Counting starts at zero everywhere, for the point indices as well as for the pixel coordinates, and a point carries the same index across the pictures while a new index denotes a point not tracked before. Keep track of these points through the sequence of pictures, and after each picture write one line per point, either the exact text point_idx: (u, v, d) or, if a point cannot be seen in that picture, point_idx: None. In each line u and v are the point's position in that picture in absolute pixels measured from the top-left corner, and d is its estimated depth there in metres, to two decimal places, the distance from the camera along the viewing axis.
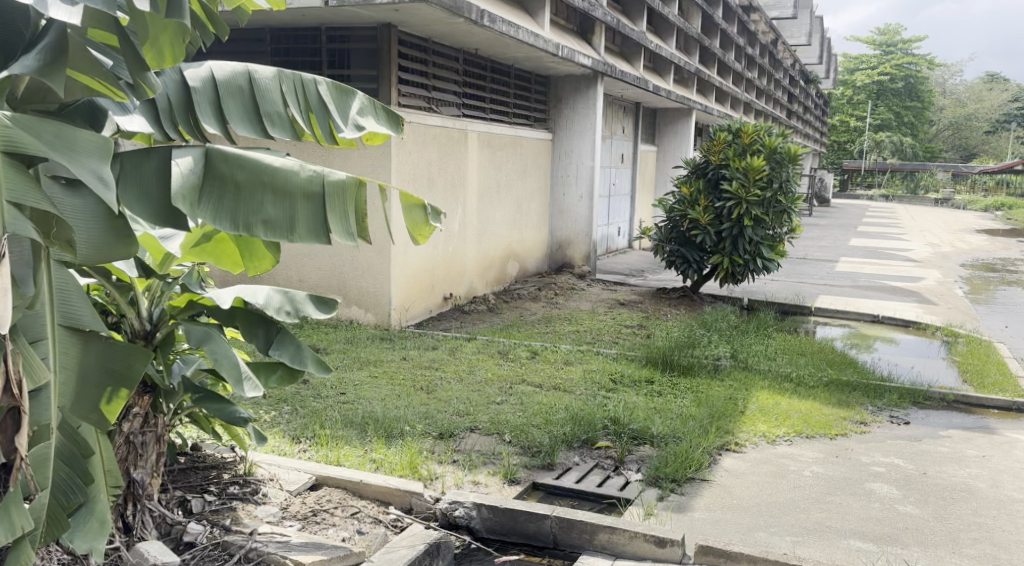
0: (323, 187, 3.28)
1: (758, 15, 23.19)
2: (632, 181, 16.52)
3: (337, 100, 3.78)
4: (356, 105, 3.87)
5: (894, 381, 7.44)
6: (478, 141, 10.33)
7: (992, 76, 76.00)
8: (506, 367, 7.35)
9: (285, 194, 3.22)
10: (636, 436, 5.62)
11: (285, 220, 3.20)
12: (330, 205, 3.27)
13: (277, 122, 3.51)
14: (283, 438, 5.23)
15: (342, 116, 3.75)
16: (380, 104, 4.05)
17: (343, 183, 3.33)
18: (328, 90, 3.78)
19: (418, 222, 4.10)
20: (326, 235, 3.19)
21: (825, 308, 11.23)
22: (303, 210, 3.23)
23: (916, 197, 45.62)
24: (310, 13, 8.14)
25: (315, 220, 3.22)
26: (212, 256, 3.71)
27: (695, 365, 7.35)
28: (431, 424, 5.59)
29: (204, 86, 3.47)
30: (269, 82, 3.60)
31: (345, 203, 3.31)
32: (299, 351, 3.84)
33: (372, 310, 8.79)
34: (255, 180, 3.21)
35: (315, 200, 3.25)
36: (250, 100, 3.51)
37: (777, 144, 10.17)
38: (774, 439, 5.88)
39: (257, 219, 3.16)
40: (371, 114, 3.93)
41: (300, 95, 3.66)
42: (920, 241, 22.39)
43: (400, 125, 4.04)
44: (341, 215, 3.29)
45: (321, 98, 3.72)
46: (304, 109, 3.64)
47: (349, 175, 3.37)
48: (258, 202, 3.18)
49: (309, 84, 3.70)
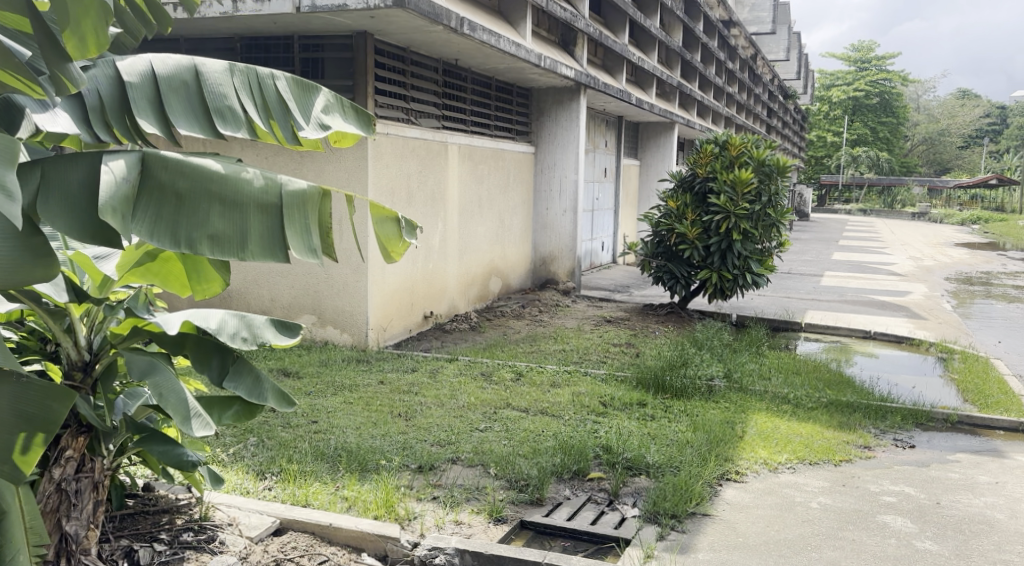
0: (279, 199, 2.89)
1: (737, 30, 22.98)
2: (616, 196, 16.21)
3: (299, 97, 3.40)
4: (320, 103, 3.49)
5: (896, 400, 7.08)
6: (459, 154, 9.96)
7: (963, 93, 76.69)
8: (490, 391, 6.94)
9: (235, 205, 2.84)
10: (630, 466, 5.23)
11: (234, 234, 2.80)
12: (288, 218, 2.88)
13: (229, 120, 3.12)
14: (247, 474, 4.82)
15: (304, 114, 3.37)
16: (347, 102, 3.68)
17: (303, 195, 2.95)
18: (288, 87, 3.40)
19: (392, 237, 3.72)
20: (281, 253, 2.79)
21: (815, 325, 10.91)
22: (255, 224, 2.83)
23: (893, 210, 45.60)
24: (281, 20, 7.76)
25: (269, 235, 2.82)
26: (158, 278, 3.34)
27: (688, 387, 6.96)
28: (410, 455, 5.18)
29: (143, 81, 3.08)
30: (218, 77, 3.22)
31: (305, 217, 2.93)
32: (259, 384, 3.44)
33: (348, 330, 8.38)
34: (200, 190, 2.82)
35: (271, 213, 2.87)
36: (196, 96, 3.13)
37: (766, 156, 9.92)
38: (775, 467, 5.51)
39: (200, 234, 2.77)
40: (338, 112, 3.55)
41: (256, 92, 3.28)
42: (904, 255, 22.16)
43: (371, 125, 3.66)
44: (300, 230, 2.89)
45: (280, 95, 3.33)
46: (260, 106, 3.24)
47: (311, 186, 3.00)
48: (202, 215, 2.79)
49: (265, 79, 3.32)
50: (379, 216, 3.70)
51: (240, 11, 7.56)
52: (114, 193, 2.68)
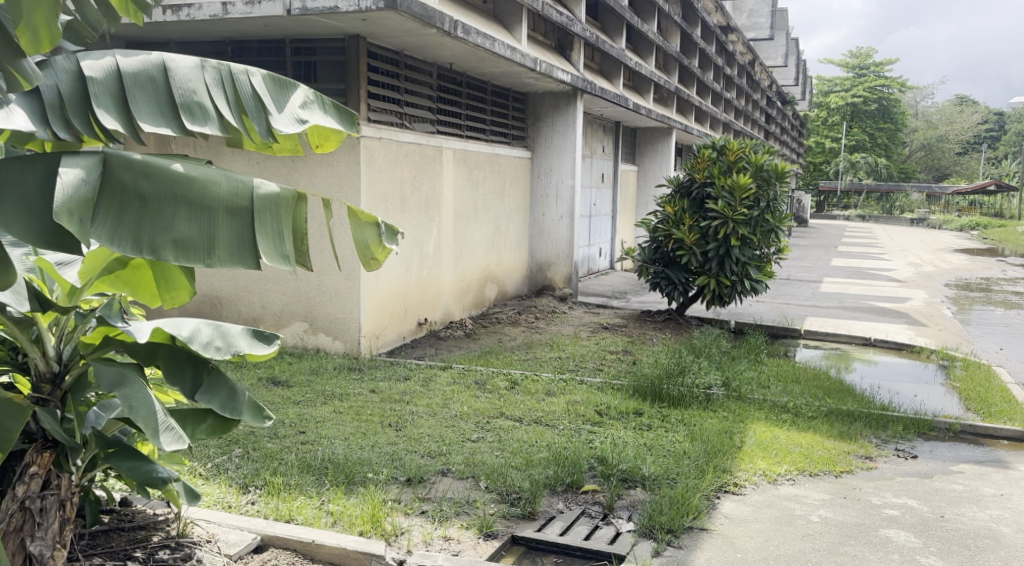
0: (249, 203, 2.99)
1: (736, 35, 22.83)
2: (613, 202, 16.10)
3: (274, 93, 3.37)
4: (297, 99, 3.46)
5: (897, 409, 6.92)
6: (454, 159, 9.83)
7: (961, 99, 76.65)
8: (484, 400, 6.79)
9: (202, 209, 2.93)
10: (626, 478, 5.09)
11: (200, 238, 2.90)
12: (258, 221, 2.99)
13: (197, 115, 3.10)
14: (229, 487, 4.71)
15: (279, 109, 3.34)
16: (330, 100, 3.66)
17: (273, 200, 3.05)
18: (263, 83, 3.37)
19: (372, 243, 3.64)
20: (248, 257, 2.90)
21: (815, 332, 10.76)
22: (223, 228, 2.93)
23: (891, 216, 45.47)
24: (272, 23, 7.64)
25: (236, 240, 2.92)
26: (127, 286, 3.29)
27: (686, 396, 6.82)
28: (399, 467, 5.04)
29: (108, 77, 3.07)
30: (188, 73, 3.20)
31: (277, 226, 3.03)
32: (233, 396, 3.40)
33: (340, 338, 8.24)
34: (165, 193, 2.91)
35: (239, 216, 2.97)
36: (163, 92, 3.11)
37: (764, 161, 9.76)
38: (775, 478, 5.37)
39: (165, 239, 2.86)
40: (318, 108, 3.51)
41: (228, 88, 3.25)
42: (903, 261, 22.02)
43: (353, 122, 3.62)
44: (271, 236, 3.00)
45: (254, 91, 3.31)
46: (232, 103, 3.21)
47: (280, 190, 3.10)
48: (168, 220, 2.88)
49: (239, 76, 3.29)
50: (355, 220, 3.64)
51: (230, 13, 7.44)
52: (74, 196, 2.74)
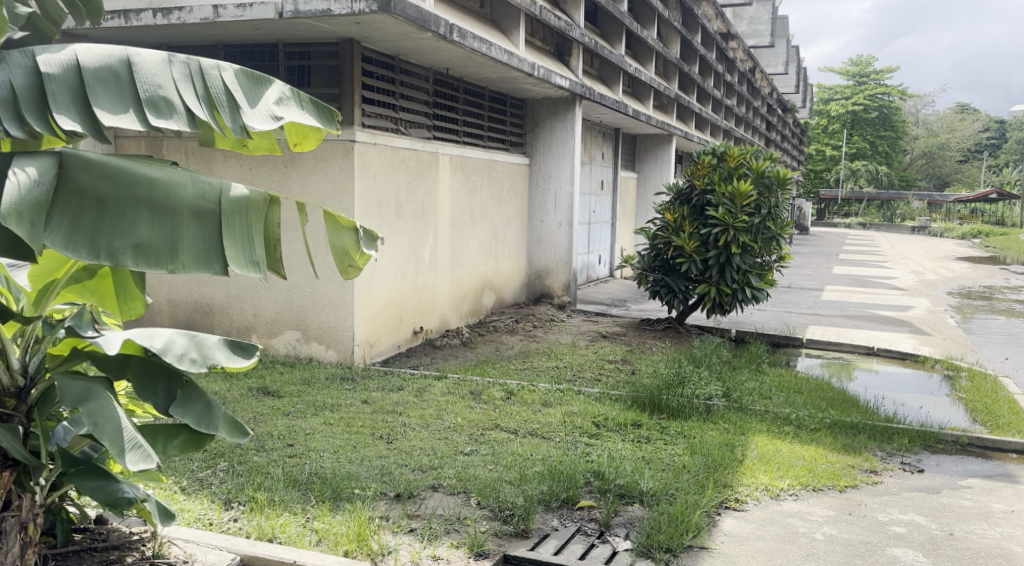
0: (216, 207, 3.17)
1: (736, 42, 22.65)
2: (613, 209, 15.96)
3: (245, 89, 3.49)
4: (268, 95, 3.58)
5: (902, 421, 6.74)
6: (451, 165, 9.67)
7: (961, 107, 76.51)
8: (478, 411, 6.62)
9: (165, 212, 3.09)
10: (623, 494, 4.93)
11: (161, 241, 3.06)
12: (225, 225, 3.16)
13: (163, 110, 3.20)
14: (212, 504, 4.60)
15: (250, 106, 3.46)
16: (305, 96, 3.79)
17: (238, 204, 3.22)
18: (234, 79, 3.49)
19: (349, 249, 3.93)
20: (211, 262, 3.08)
21: (817, 340, 10.59)
22: (187, 232, 3.10)
23: (891, 224, 45.30)
24: (265, 26, 7.48)
25: (199, 244, 3.10)
26: (93, 295, 3.55)
27: (685, 407, 6.64)
28: (388, 482, 4.90)
29: (69, 74, 3.15)
30: (153, 68, 3.29)
31: (246, 232, 3.21)
32: (209, 411, 3.29)
33: (333, 346, 8.07)
34: (124, 196, 3.05)
35: (203, 220, 3.14)
36: (127, 87, 3.20)
37: (765, 168, 9.64)
38: (777, 493, 5.20)
39: (126, 243, 3.01)
40: (292, 103, 3.65)
41: (199, 84, 3.36)
42: (904, 269, 21.85)
43: (328, 118, 3.77)
44: (242, 243, 3.18)
45: (225, 87, 3.42)
46: (204, 100, 3.33)
47: (250, 195, 3.28)
48: (129, 223, 3.03)
49: (209, 72, 3.40)
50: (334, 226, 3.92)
51: (221, 16, 7.27)
52: (26, 200, 2.86)
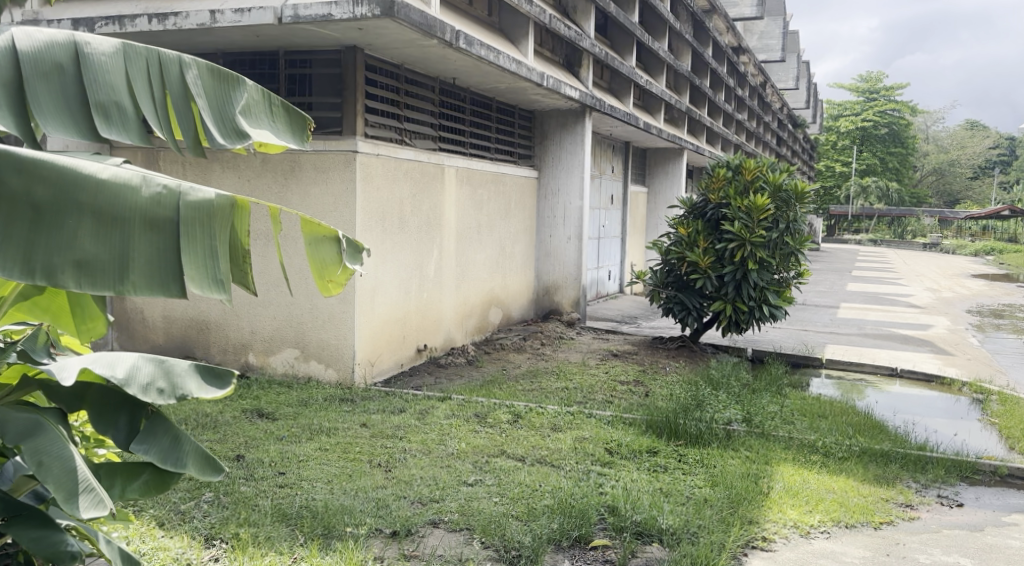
0: (177, 215, 2.99)
1: (747, 56, 22.23)
2: (622, 224, 15.58)
3: (207, 93, 3.34)
4: (235, 99, 3.43)
5: (936, 449, 6.31)
6: (457, 177, 9.32)
7: (972, 124, 75.89)
8: (483, 436, 6.23)
9: (112, 222, 2.91)
10: (641, 532, 4.56)
11: (106, 256, 2.88)
12: (185, 237, 2.99)
13: (113, 118, 3.05)
14: (192, 541, 4.35)
15: (212, 114, 3.32)
16: (277, 99, 3.65)
17: (199, 214, 3.03)
18: (196, 82, 3.33)
19: (328, 261, 3.69)
20: (162, 284, 2.90)
21: (837, 361, 10.16)
22: (138, 244, 2.92)
23: (902, 242, 44.79)
24: (264, 32, 7.13)
25: (152, 259, 2.92)
26: (46, 313, 3.37)
27: (704, 433, 6.22)
28: (385, 517, 4.60)
29: (9, 63, 2.95)
30: (105, 64, 3.12)
31: (208, 248, 3.02)
32: (176, 445, 2.97)
33: (333, 365, 7.69)
34: (66, 204, 2.87)
35: (159, 231, 2.96)
36: (72, 85, 3.04)
37: (782, 181, 9.19)
38: (807, 531, 4.82)
39: (66, 258, 2.84)
40: (259, 112, 3.51)
41: (157, 89, 3.22)
42: (920, 286, 21.34)
43: (298, 128, 3.64)
44: (205, 260, 3.00)
45: (187, 92, 3.28)
46: (161, 110, 3.20)
47: (217, 205, 3.08)
48: (70, 236, 2.85)
49: (170, 76, 3.26)
50: (314, 237, 3.69)
51: (218, 22, 6.89)
52: None
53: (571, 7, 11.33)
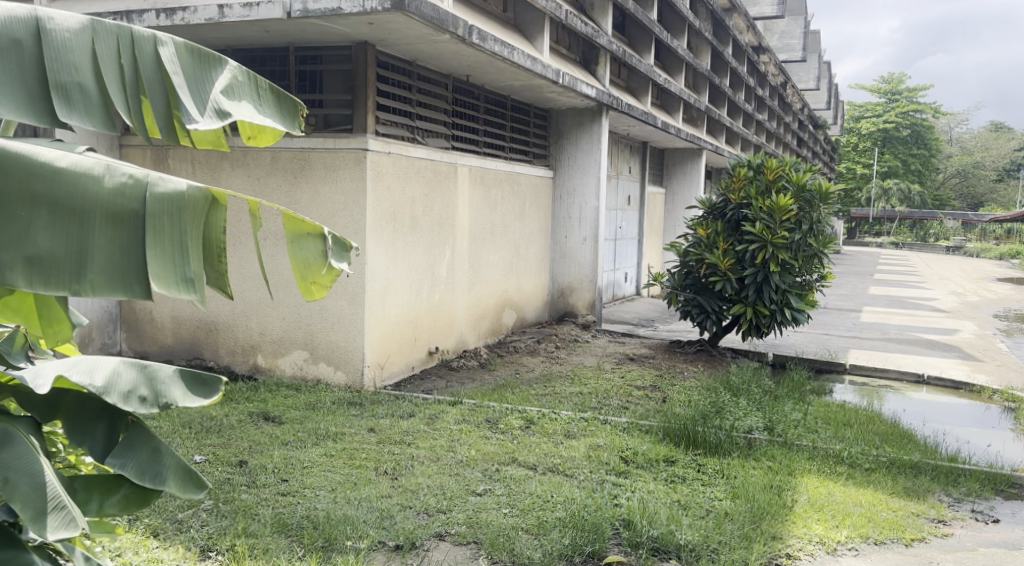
0: (142, 208, 2.80)
1: (768, 56, 21.88)
2: (640, 225, 15.32)
3: (183, 74, 3.15)
4: (214, 81, 3.24)
5: (968, 461, 6.03)
6: (470, 177, 9.11)
7: (996, 125, 74.88)
8: (494, 443, 6.00)
9: (71, 214, 2.73)
10: (657, 549, 4.35)
11: (64, 251, 2.71)
12: (152, 231, 2.80)
13: (75, 99, 2.87)
14: (186, 552, 4.15)
15: (189, 96, 3.13)
16: (264, 82, 3.44)
17: (165, 208, 2.84)
18: (171, 62, 3.13)
19: (312, 260, 3.47)
20: (123, 284, 2.73)
21: (862, 366, 9.86)
22: (99, 240, 2.74)
23: (925, 244, 44.16)
24: (273, 27, 6.95)
25: (114, 257, 2.75)
26: (16, 315, 3.14)
27: (725, 442, 5.96)
28: (389, 530, 4.39)
29: None
30: (69, 41, 2.94)
31: (177, 245, 2.83)
32: (157, 459, 2.79)
33: (342, 368, 7.49)
34: (19, 193, 2.69)
35: (122, 225, 2.77)
36: (30, 63, 2.85)
37: (806, 180, 8.92)
38: (834, 548, 4.58)
39: (19, 254, 2.67)
40: (242, 95, 3.31)
41: (126, 70, 3.03)
42: (945, 289, 20.96)
43: (284, 115, 3.44)
44: (171, 257, 2.81)
45: (161, 74, 3.09)
46: (130, 95, 3.02)
47: (187, 198, 2.89)
48: (23, 229, 2.68)
49: (142, 55, 3.07)
50: (297, 234, 3.46)
51: (227, 16, 6.71)
52: None
53: (589, 4, 11.09)
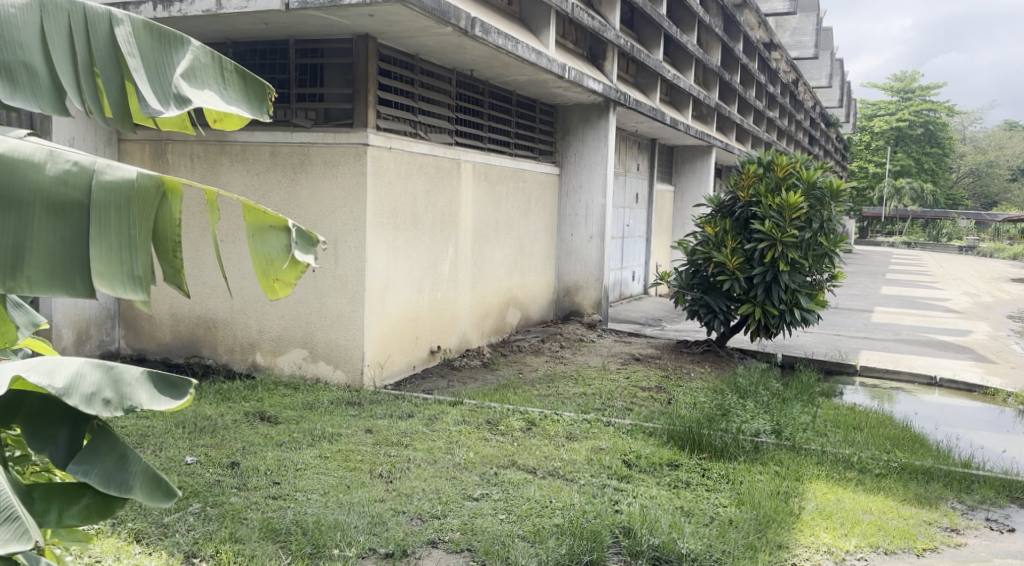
0: (86, 199, 2.76)
1: (779, 53, 21.63)
2: (647, 223, 15.14)
3: (140, 55, 3.07)
4: (175, 63, 3.14)
5: (982, 467, 5.85)
6: (474, 173, 8.95)
7: (1011, 124, 74.26)
8: (493, 445, 5.84)
9: (11, 205, 2.69)
10: (658, 557, 4.19)
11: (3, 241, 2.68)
12: (96, 223, 2.75)
13: (20, 80, 2.82)
14: (170, 558, 4.01)
15: (145, 79, 3.04)
16: (229, 65, 3.32)
17: (110, 198, 2.77)
18: (126, 42, 3.05)
19: (273, 257, 3.33)
20: (61, 280, 2.71)
21: (873, 368, 9.65)
22: (39, 232, 2.72)
23: (937, 244, 43.76)
24: (272, 20, 6.79)
25: (54, 254, 2.73)
26: None
27: (731, 446, 5.80)
28: (380, 537, 4.25)
29: None
30: (16, 18, 2.88)
31: (123, 240, 2.77)
32: (122, 465, 2.74)
33: (341, 367, 7.35)
34: None
35: (63, 218, 2.74)
36: None
37: (817, 178, 8.74)
38: (842, 558, 4.41)
39: None
40: (205, 79, 3.21)
41: (78, 51, 2.97)
42: (958, 290, 20.67)
43: (250, 101, 3.33)
44: (114, 251, 2.76)
45: (115, 55, 3.02)
46: (82, 78, 2.97)
47: (137, 186, 2.82)
48: None
49: (95, 35, 3.01)
50: (259, 227, 3.33)
51: (224, 8, 6.56)
52: None
53: None
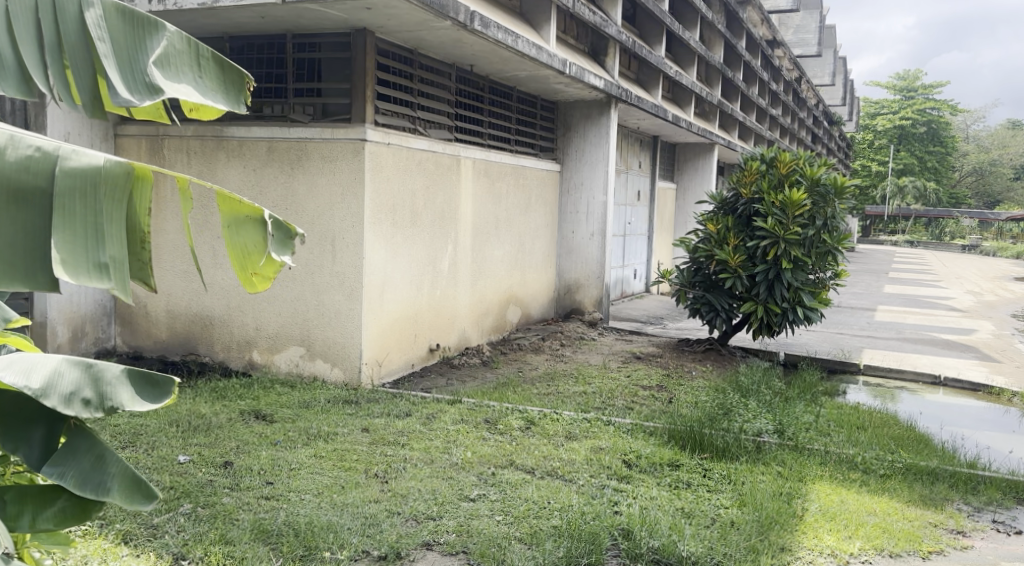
0: (50, 186, 2.74)
1: (782, 50, 21.48)
2: (649, 220, 15.04)
3: (110, 39, 3.03)
4: (146, 49, 3.08)
5: (987, 467, 5.75)
6: (474, 169, 8.85)
7: (1013, 123, 74.04)
8: (491, 444, 5.75)
9: None
10: (658, 560, 4.10)
11: None
12: (59, 211, 2.73)
13: None
14: (159, 560, 3.93)
15: (114, 67, 3.00)
16: (206, 53, 3.25)
17: (74, 186, 2.75)
18: (96, 26, 3.01)
19: (250, 248, 3.24)
20: (22, 268, 2.69)
21: (876, 367, 9.55)
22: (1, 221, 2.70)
23: (940, 243, 43.60)
24: (269, 13, 6.69)
25: (17, 242, 2.70)
26: None
27: (732, 446, 5.70)
28: (373, 538, 4.16)
29: None
30: None
31: (88, 228, 2.75)
32: (100, 465, 2.75)
33: (338, 365, 7.26)
34: None
35: (25, 206, 2.71)
36: None
37: (820, 175, 8.64)
38: (846, 561, 4.31)
39: None
40: (179, 66, 3.14)
41: (45, 38, 2.95)
42: (962, 289, 20.55)
43: (227, 92, 3.26)
44: (78, 240, 2.73)
45: (83, 41, 2.99)
46: (49, 65, 2.95)
47: (104, 174, 2.80)
48: None
49: (64, 20, 2.98)
50: (235, 217, 3.22)
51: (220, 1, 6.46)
52: None
53: None
